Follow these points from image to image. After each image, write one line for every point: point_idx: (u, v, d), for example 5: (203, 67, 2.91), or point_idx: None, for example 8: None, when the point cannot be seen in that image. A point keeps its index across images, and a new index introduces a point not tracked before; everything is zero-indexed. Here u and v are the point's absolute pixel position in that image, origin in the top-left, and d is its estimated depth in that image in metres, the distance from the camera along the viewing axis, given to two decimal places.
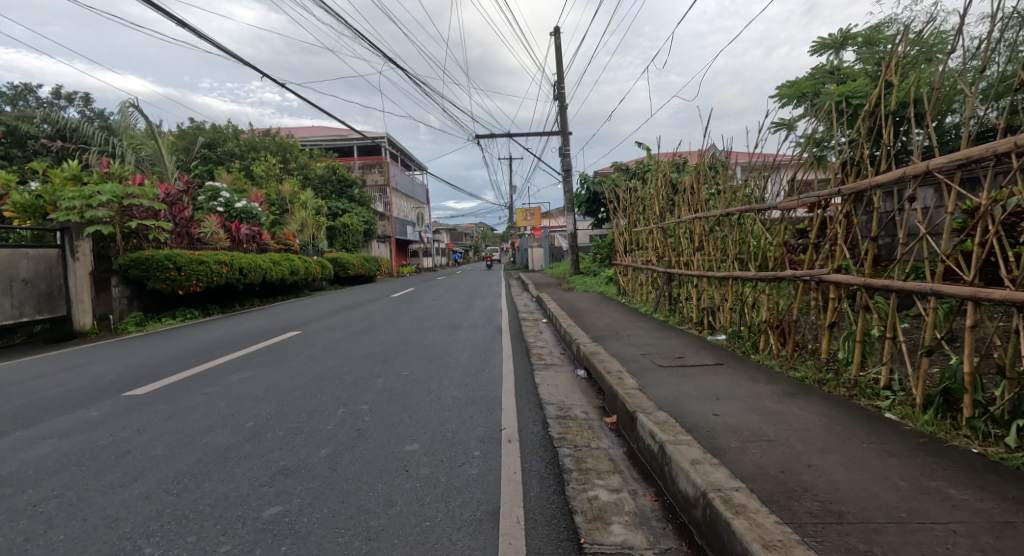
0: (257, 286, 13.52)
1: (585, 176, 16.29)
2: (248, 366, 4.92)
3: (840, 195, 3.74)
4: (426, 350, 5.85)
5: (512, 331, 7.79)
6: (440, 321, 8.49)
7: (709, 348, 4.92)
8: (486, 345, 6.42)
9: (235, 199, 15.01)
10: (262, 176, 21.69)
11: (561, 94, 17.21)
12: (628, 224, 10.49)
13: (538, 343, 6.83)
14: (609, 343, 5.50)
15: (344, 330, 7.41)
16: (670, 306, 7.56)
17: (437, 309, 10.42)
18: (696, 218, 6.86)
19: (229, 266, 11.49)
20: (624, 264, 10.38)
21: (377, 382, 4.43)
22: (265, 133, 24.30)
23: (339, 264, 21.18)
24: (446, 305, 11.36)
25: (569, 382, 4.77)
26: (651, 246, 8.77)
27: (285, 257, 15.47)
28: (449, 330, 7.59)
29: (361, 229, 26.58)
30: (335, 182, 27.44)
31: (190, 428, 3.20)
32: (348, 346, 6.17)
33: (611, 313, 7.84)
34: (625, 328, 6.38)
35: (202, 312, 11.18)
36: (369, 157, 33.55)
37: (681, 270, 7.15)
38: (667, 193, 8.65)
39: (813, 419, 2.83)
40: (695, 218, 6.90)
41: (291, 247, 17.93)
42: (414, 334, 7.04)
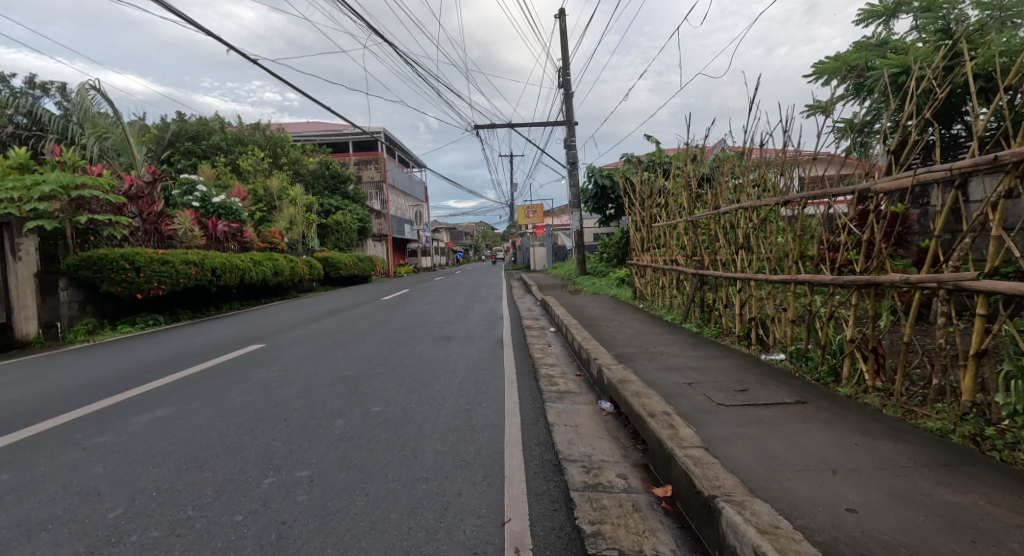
0: (233, 289, 12.36)
1: (592, 169, 15.10)
2: (173, 399, 3.76)
3: (993, 165, 2.55)
4: (409, 374, 4.69)
5: (514, 343, 6.63)
6: (432, 331, 7.32)
7: (775, 377, 3.75)
8: (484, 365, 5.26)
9: (212, 194, 13.81)
10: (248, 171, 20.52)
11: (567, 82, 16.06)
12: (645, 219, 9.33)
13: (547, 360, 5.66)
14: (638, 365, 4.36)
15: (316, 343, 6.26)
16: (701, 317, 6.38)
17: (430, 316, 9.24)
18: (732, 212, 5.73)
19: (198, 267, 10.28)
20: (641, 264, 9.22)
21: (334, 426, 3.26)
22: (254, 126, 23.17)
23: (330, 264, 20.04)
24: (442, 311, 10.21)
25: (591, 421, 3.62)
26: (675, 245, 7.62)
27: (268, 257, 14.29)
28: (441, 343, 6.42)
29: (354, 227, 25.42)
30: (329, 178, 26.30)
31: (16, 524, 2.03)
32: (313, 366, 4.99)
33: (631, 322, 6.69)
34: (653, 344, 5.24)
35: (169, 318, 10.03)
36: (365, 153, 32.41)
37: (716, 271, 6.00)
38: (690, 186, 7.54)
39: (1019, 523, 1.70)
40: (730, 213, 5.79)
41: (276, 246, 16.80)
42: (397, 349, 5.85)
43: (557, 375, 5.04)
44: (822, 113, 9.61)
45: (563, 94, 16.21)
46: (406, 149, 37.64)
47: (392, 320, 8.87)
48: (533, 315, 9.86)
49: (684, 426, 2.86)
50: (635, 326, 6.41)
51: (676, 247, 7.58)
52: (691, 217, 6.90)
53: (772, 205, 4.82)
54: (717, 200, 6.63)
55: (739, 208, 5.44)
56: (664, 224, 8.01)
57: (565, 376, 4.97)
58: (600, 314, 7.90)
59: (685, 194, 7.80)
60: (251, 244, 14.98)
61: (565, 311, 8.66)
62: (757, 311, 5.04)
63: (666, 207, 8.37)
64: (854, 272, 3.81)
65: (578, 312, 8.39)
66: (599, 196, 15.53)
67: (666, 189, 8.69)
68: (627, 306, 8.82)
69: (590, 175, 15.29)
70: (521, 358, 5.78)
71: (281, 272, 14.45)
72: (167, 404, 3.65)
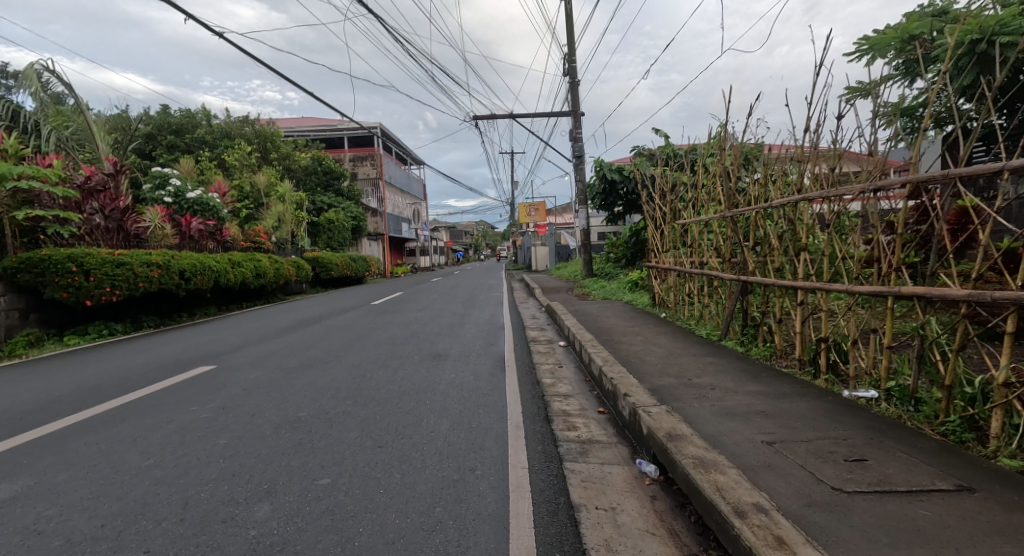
0: (207, 293, 11.29)
1: (600, 162, 13.96)
2: (42, 465, 2.68)
3: None
4: (382, 415, 3.58)
5: (517, 363, 5.52)
6: (420, 346, 6.24)
7: (893, 434, 2.64)
8: (482, 396, 4.16)
9: (188, 188, 12.69)
10: (234, 166, 19.44)
11: (573, 69, 14.94)
12: (665, 215, 8.24)
13: (559, 389, 4.56)
14: (685, 407, 3.26)
15: (279, 364, 5.20)
16: (746, 333, 5.26)
17: (422, 325, 8.15)
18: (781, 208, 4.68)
19: (162, 269, 9.18)
20: (661, 268, 8.13)
21: (252, 521, 2.16)
22: (242, 120, 22.08)
23: (321, 264, 19.03)
24: (436, 318, 9.15)
25: (633, 500, 2.53)
26: (709, 245, 6.54)
27: (249, 257, 13.21)
28: (428, 363, 5.33)
29: (349, 225, 24.30)
30: (321, 174, 25.22)
31: None
32: (259, 401, 3.89)
33: (659, 338, 5.60)
34: (696, 371, 4.14)
35: (130, 326, 8.97)
36: (361, 149, 31.33)
37: (765, 279, 4.92)
38: (721, 177, 6.48)
39: None
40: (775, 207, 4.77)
41: (261, 245, 15.72)
42: (372, 375, 4.75)
43: (575, 413, 3.92)
44: (863, 97, 8.54)
45: (568, 82, 15.10)
46: (403, 145, 36.50)
47: (376, 330, 7.76)
48: (538, 323, 8.76)
49: (800, 539, 1.77)
50: (664, 344, 5.30)
51: (708, 248, 6.51)
52: (726, 213, 5.83)
53: (845, 196, 3.77)
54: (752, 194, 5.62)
55: (787, 202, 4.45)
56: (690, 222, 6.92)
57: (585, 415, 3.86)
58: (617, 324, 6.80)
59: (713, 188, 6.74)
60: (232, 243, 13.90)
61: (576, 320, 7.56)
62: (829, 330, 3.95)
63: (696, 198, 7.28)
64: (977, 285, 2.73)
65: (590, 321, 7.29)
66: (608, 193, 14.40)
67: (694, 181, 7.61)
68: (647, 316, 7.72)
69: (598, 169, 14.15)
70: (526, 385, 4.66)
71: (262, 274, 13.37)
72: (22, 475, 2.56)
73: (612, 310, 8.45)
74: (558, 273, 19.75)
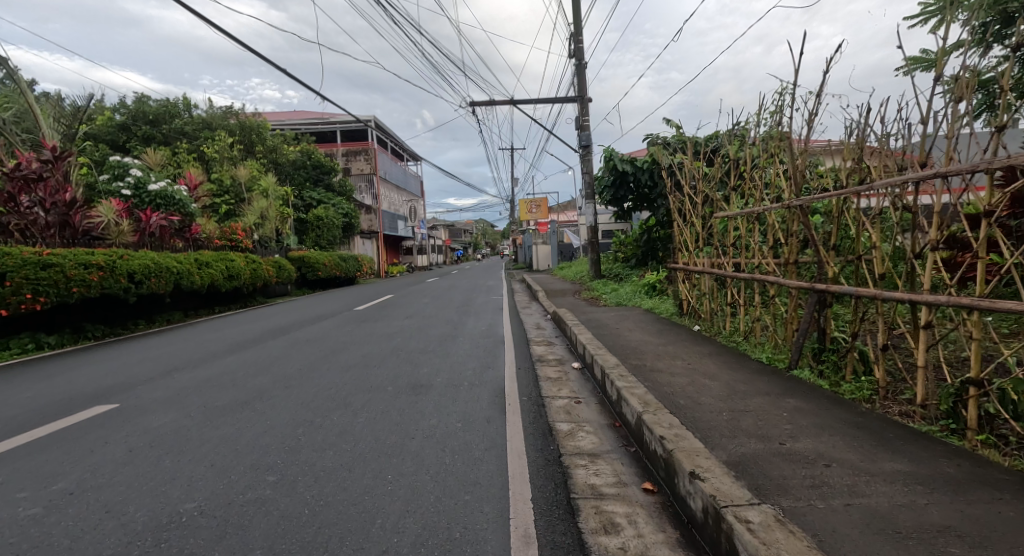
0: (166, 297, 10.06)
1: (610, 152, 12.63)
2: None
3: None
4: (312, 512, 2.28)
5: (522, 398, 4.21)
6: (397, 372, 4.96)
7: None
8: (473, 462, 2.87)
9: (150, 179, 11.37)
10: (214, 158, 18.25)
11: (579, 50, 13.62)
12: (694, 209, 6.94)
13: (583, 445, 3.25)
14: (806, 513, 1.96)
15: (206, 401, 3.92)
16: (826, 361, 3.95)
17: (405, 339, 6.84)
18: (875, 194, 3.40)
19: (104, 270, 7.89)
20: (692, 271, 6.83)
21: None
22: (224, 110, 20.79)
23: (308, 264, 17.84)
24: (424, 328, 7.88)
25: None
26: (761, 242, 5.24)
27: (220, 256, 11.95)
28: (404, 399, 4.04)
29: (340, 222, 22.96)
30: (310, 169, 23.95)
31: None
32: (139, 475, 2.61)
33: (704, 364, 4.33)
34: (781, 424, 2.88)
35: (68, 337, 7.70)
36: (354, 144, 30.02)
37: (853, 291, 3.64)
38: (772, 156, 5.20)
39: None
40: (860, 193, 3.51)
41: (239, 244, 14.45)
42: (322, 422, 3.48)
43: (610, 491, 2.64)
44: (924, 70, 7.24)
45: (574, 64, 13.78)
46: (399, 140, 35.15)
47: (348, 345, 6.46)
48: (544, 335, 7.49)
49: None
50: (716, 373, 4.02)
51: (759, 247, 5.22)
52: (786, 204, 4.54)
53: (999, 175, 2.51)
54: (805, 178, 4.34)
55: (887, 183, 3.20)
56: (732, 214, 5.62)
57: (627, 498, 2.57)
58: (643, 341, 5.52)
59: (759, 174, 5.47)
60: (201, 242, 12.64)
61: (592, 333, 6.28)
62: (983, 370, 2.65)
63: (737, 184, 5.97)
64: None
65: (609, 336, 6.00)
66: (618, 185, 13.05)
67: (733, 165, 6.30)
68: (676, 327, 6.44)
69: (608, 159, 12.81)
70: (534, 435, 3.38)
71: (236, 275, 12.13)
72: None
73: (633, 320, 7.16)
74: (562, 273, 18.43)
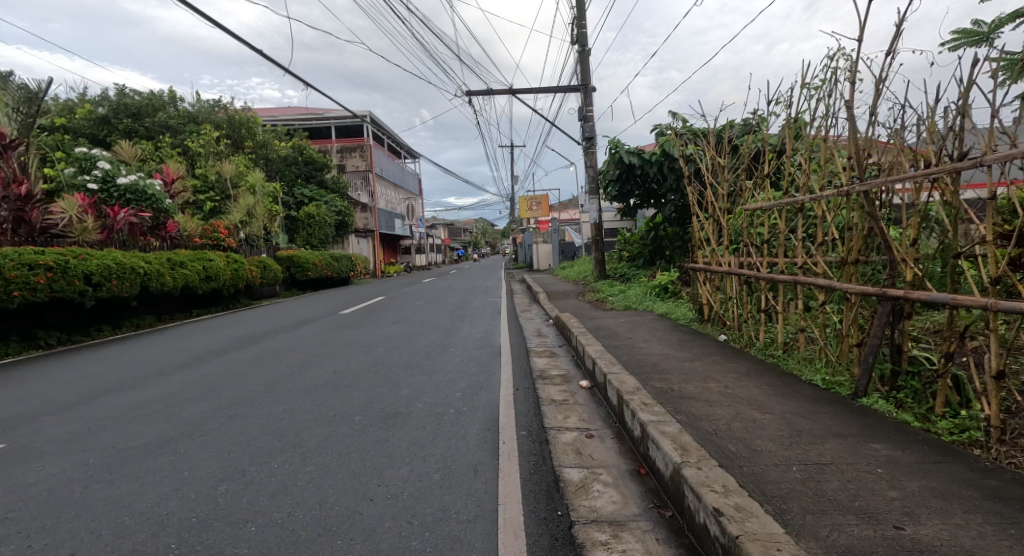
0: (133, 300, 9.26)
1: (616, 143, 11.78)
2: None
3: None
4: None
5: (519, 431, 3.38)
6: (370, 395, 4.12)
7: None
8: (450, 544, 2.04)
9: (119, 173, 10.55)
10: (199, 153, 17.43)
11: (582, 35, 12.76)
12: (717, 203, 6.11)
13: (601, 508, 2.42)
14: None
15: (119, 439, 3.09)
16: (903, 387, 3.11)
17: (387, 350, 6.01)
18: (987, 173, 2.54)
19: (55, 272, 7.08)
20: (714, 273, 6.01)
21: None
22: (212, 104, 19.97)
23: (297, 264, 17.17)
24: (410, 336, 7.05)
25: None
26: (804, 238, 4.38)
27: (197, 256, 11.15)
28: (372, 434, 3.22)
29: (332, 220, 22.15)
30: (302, 165, 23.20)
31: None
32: None
33: (747, 389, 3.49)
34: (880, 488, 2.05)
35: (16, 346, 6.91)
36: (349, 139, 29.22)
37: (944, 301, 2.81)
38: (816, 134, 4.34)
39: None
40: (962, 171, 2.66)
41: (221, 242, 13.65)
42: (257, 472, 2.66)
43: None
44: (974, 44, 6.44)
45: (577, 51, 12.95)
46: (395, 136, 34.28)
47: (322, 357, 5.64)
48: (546, 344, 6.65)
49: None
50: (765, 401, 3.20)
51: (800, 245, 4.40)
52: (838, 194, 3.72)
53: None
54: (865, 156, 3.50)
55: (1002, 159, 2.37)
56: (766, 206, 4.77)
57: None
58: (661, 355, 4.69)
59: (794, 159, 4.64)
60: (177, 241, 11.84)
61: (601, 343, 5.45)
62: None
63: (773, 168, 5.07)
64: None
65: (620, 347, 5.16)
66: (625, 179, 12.23)
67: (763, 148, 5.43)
68: (698, 336, 5.60)
69: (614, 151, 11.98)
70: (534, 493, 2.55)
71: (214, 276, 11.33)
72: None
73: (646, 326, 6.32)
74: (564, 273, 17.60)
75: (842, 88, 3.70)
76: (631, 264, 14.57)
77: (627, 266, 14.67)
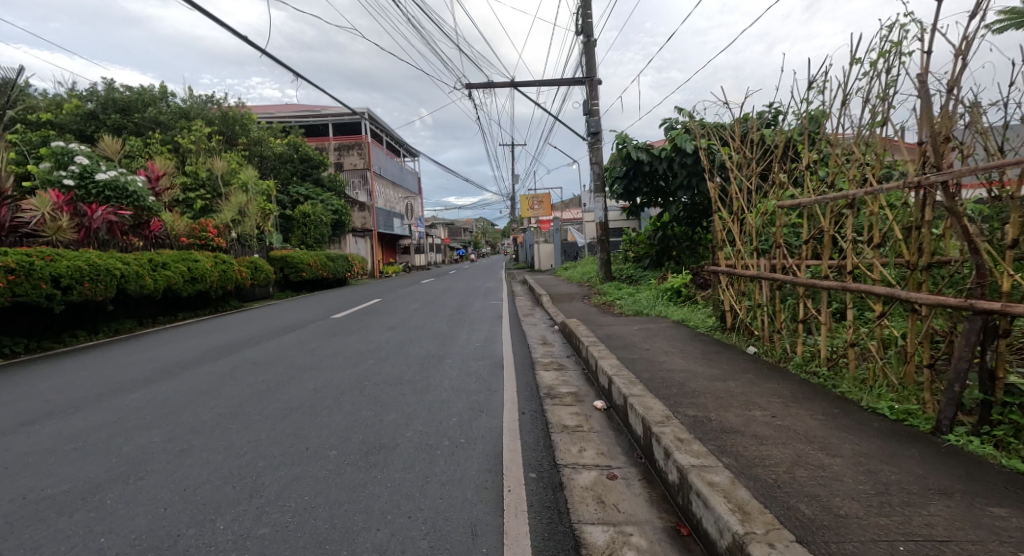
0: (109, 304, 8.70)
1: (623, 138, 11.20)
2: None
3: None
4: None
5: (527, 471, 2.80)
6: (351, 421, 3.53)
7: None
8: None
9: (98, 168, 9.96)
10: (189, 150, 16.88)
11: (588, 25, 12.18)
12: (743, 200, 5.53)
13: None
14: None
15: (34, 486, 2.50)
16: (1000, 422, 2.52)
17: (377, 363, 5.42)
18: None
19: (18, 274, 6.52)
20: (740, 277, 5.43)
21: None
22: (204, 99, 19.40)
23: (291, 265, 16.62)
24: (404, 345, 6.46)
25: None
26: (854, 238, 3.80)
27: (182, 257, 10.58)
28: (347, 478, 2.63)
29: (329, 220, 21.58)
30: (298, 162, 22.65)
31: None
32: None
33: (800, 420, 2.89)
34: None
35: None
36: (347, 137, 28.65)
37: None
38: (869, 119, 3.75)
39: None
40: None
41: (210, 242, 13.10)
42: (193, 537, 2.07)
43: None
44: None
45: (582, 42, 12.38)
46: (394, 134, 33.66)
47: (304, 370, 5.07)
48: (552, 355, 6.04)
49: None
50: (830, 438, 2.60)
51: (849, 246, 3.82)
52: (904, 185, 3.14)
53: None
54: (942, 141, 2.92)
55: None
56: (806, 201, 4.17)
57: None
58: (687, 372, 4.08)
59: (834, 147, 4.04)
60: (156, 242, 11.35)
61: (616, 355, 4.84)
62: None
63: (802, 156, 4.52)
64: None
65: (639, 362, 4.55)
66: (632, 176, 11.64)
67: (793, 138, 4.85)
68: (725, 348, 4.99)
69: (621, 147, 11.38)
70: None
71: (200, 278, 10.77)
72: None
73: (664, 335, 5.70)
74: (568, 273, 17.04)
75: (909, 61, 3.12)
76: (638, 265, 14.01)
77: (633, 267, 14.08)
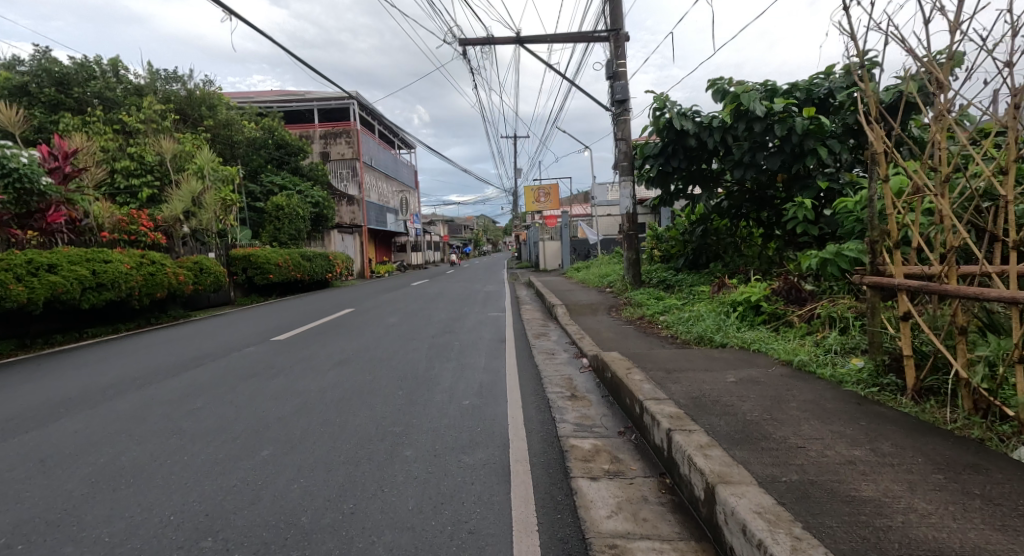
0: None
1: (662, 101, 8.66)
2: None
3: None
4: None
5: None
6: None
7: None
8: None
9: None
10: (136, 129, 14.44)
11: None
12: (947, 154, 2.97)
13: None
14: None
15: None
16: None
17: (272, 460, 2.88)
18: None
19: None
20: (945, 297, 2.88)
21: None
22: (161, 73, 16.89)
23: (254, 265, 14.25)
24: (345, 404, 3.91)
25: None
26: None
27: (86, 256, 8.12)
28: None
29: (308, 214, 19.02)
30: (272, 148, 20.18)
31: None
32: None
33: None
34: None
35: None
36: (333, 124, 26.12)
37: None
38: None
39: None
40: None
41: (143, 237, 10.66)
42: None
43: None
44: None
45: None
46: (388, 123, 31.12)
47: (108, 489, 2.53)
48: (594, 430, 3.47)
49: None
50: None
51: None
52: None
53: None
54: None
55: None
56: None
57: None
58: None
59: None
60: (56, 238, 8.91)
61: (748, 470, 2.28)
62: None
63: None
64: None
65: (822, 505, 1.97)
66: (671, 153, 9.09)
67: None
68: (967, 446, 2.40)
69: (659, 114, 8.84)
70: None
71: (109, 284, 8.24)
72: None
73: (804, 404, 3.11)
74: (583, 275, 14.51)
75: None
76: (670, 267, 11.46)
77: (665, 269, 11.55)
